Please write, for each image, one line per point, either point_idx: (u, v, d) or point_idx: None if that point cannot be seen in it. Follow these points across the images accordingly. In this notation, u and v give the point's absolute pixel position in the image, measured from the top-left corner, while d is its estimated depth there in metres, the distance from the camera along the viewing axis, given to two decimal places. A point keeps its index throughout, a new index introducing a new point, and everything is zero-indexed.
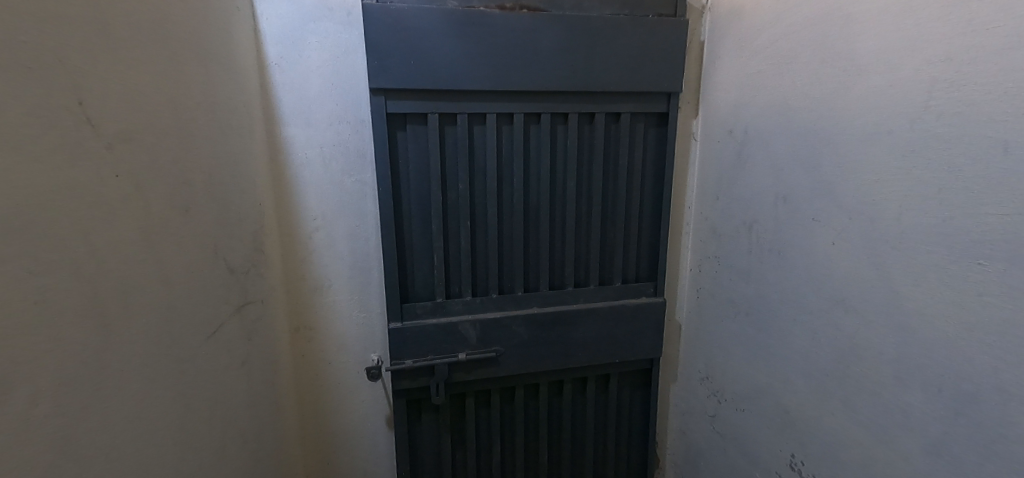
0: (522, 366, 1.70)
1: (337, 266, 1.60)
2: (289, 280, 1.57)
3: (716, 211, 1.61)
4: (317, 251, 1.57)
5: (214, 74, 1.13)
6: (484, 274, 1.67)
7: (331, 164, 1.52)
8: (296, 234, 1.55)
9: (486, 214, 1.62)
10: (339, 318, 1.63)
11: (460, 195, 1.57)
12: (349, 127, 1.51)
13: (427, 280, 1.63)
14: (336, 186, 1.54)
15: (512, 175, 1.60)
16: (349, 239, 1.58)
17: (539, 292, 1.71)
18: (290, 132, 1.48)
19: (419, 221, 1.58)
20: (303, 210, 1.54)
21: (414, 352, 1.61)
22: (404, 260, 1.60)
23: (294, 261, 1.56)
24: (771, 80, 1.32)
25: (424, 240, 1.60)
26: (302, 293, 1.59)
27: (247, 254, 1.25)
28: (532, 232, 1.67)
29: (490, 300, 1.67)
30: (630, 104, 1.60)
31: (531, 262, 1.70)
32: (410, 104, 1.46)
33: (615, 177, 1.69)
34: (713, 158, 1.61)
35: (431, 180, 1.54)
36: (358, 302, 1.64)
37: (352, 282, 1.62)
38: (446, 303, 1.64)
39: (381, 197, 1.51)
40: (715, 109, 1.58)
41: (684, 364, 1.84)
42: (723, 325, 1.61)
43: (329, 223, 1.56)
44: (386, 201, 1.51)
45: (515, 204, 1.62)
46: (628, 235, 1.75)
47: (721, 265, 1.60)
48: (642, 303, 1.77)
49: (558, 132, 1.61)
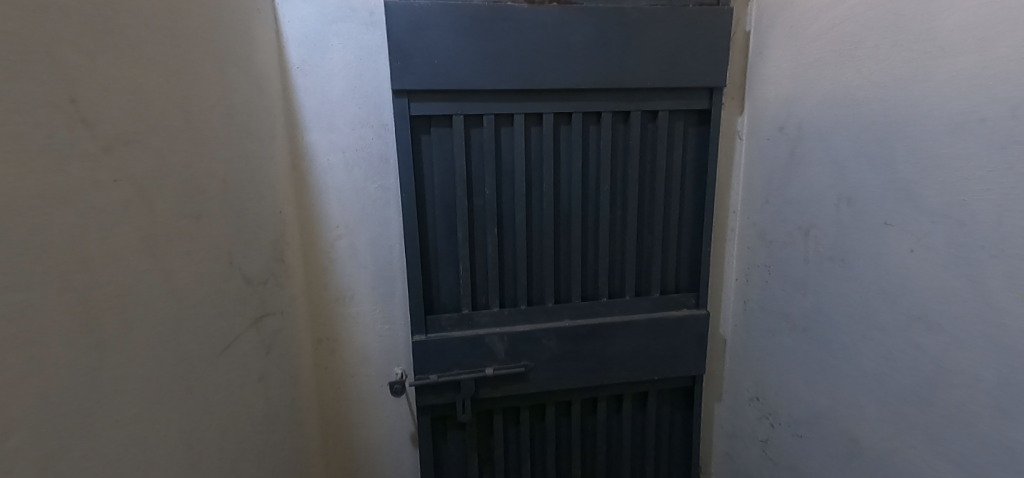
0: (554, 382, 1.60)
1: (360, 275, 1.54)
2: (311, 289, 1.52)
3: (766, 216, 1.47)
4: (339, 260, 1.52)
5: (233, 76, 1.08)
6: (512, 284, 1.58)
7: (354, 170, 1.47)
8: (319, 243, 1.49)
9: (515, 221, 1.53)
10: (362, 330, 1.57)
11: (487, 201, 1.49)
12: (371, 131, 1.45)
13: (452, 291, 1.55)
14: (359, 192, 1.48)
15: (541, 179, 1.51)
16: (371, 247, 1.52)
17: (571, 304, 1.60)
18: (312, 137, 1.43)
19: (444, 228, 1.51)
20: (326, 218, 1.48)
21: (439, 366, 1.53)
22: (429, 269, 1.53)
23: (317, 271, 1.51)
24: (831, 69, 1.19)
25: (450, 248, 1.52)
26: (324, 304, 1.53)
27: (268, 264, 1.20)
28: (563, 239, 1.57)
29: (519, 312, 1.57)
30: (669, 101, 1.49)
31: (562, 271, 1.60)
32: (434, 106, 1.40)
33: (652, 180, 1.57)
34: (762, 158, 1.47)
35: (457, 185, 1.47)
36: (382, 313, 1.57)
37: (375, 292, 1.55)
38: (473, 315, 1.55)
39: (405, 203, 1.44)
40: (764, 104, 1.45)
41: (731, 382, 1.70)
42: (776, 341, 1.46)
43: (351, 231, 1.50)
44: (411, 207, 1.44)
45: (545, 210, 1.52)
46: (667, 242, 1.63)
47: (772, 274, 1.46)
48: (683, 315, 1.64)
49: (591, 133, 1.51)
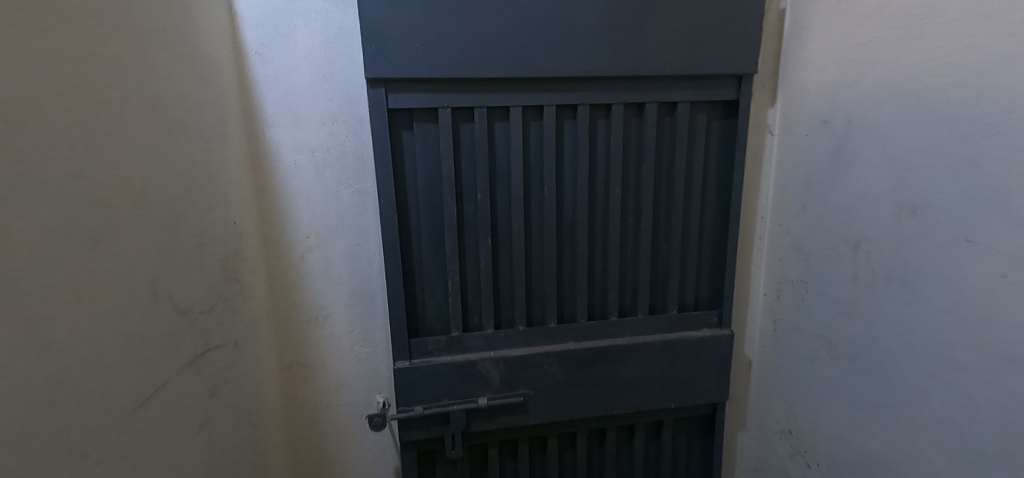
0: (556, 412, 1.41)
1: (334, 293, 1.34)
2: (277, 309, 1.32)
3: (803, 224, 1.27)
4: (311, 276, 1.32)
5: (164, 62, 0.88)
6: (509, 302, 1.38)
7: (325, 172, 1.27)
8: (286, 257, 1.30)
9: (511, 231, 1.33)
10: (338, 354, 1.38)
11: (479, 208, 1.29)
12: (344, 127, 1.25)
13: (440, 310, 1.36)
14: (332, 198, 1.28)
15: (542, 182, 1.31)
16: (347, 261, 1.33)
17: (576, 324, 1.41)
18: (275, 135, 1.23)
19: (430, 239, 1.31)
20: (293, 228, 1.28)
21: (426, 396, 1.34)
22: (412, 286, 1.33)
23: (284, 288, 1.31)
24: (891, 51, 0.98)
25: (436, 262, 1.33)
26: (294, 326, 1.34)
27: (217, 287, 1.01)
28: (566, 251, 1.38)
29: (516, 333, 1.38)
30: (690, 91, 1.29)
31: (566, 287, 1.41)
32: (416, 98, 1.20)
33: (669, 183, 1.37)
34: (798, 157, 1.27)
35: (444, 190, 1.27)
36: (360, 334, 1.38)
37: (352, 311, 1.36)
38: (464, 338, 1.36)
39: (383, 211, 1.24)
40: (801, 94, 1.24)
41: (758, 410, 1.50)
42: (814, 369, 1.26)
43: (324, 243, 1.31)
44: (391, 215, 1.24)
45: (546, 218, 1.33)
46: (687, 252, 1.43)
47: (809, 292, 1.26)
48: (703, 336, 1.44)
49: (599, 129, 1.31)
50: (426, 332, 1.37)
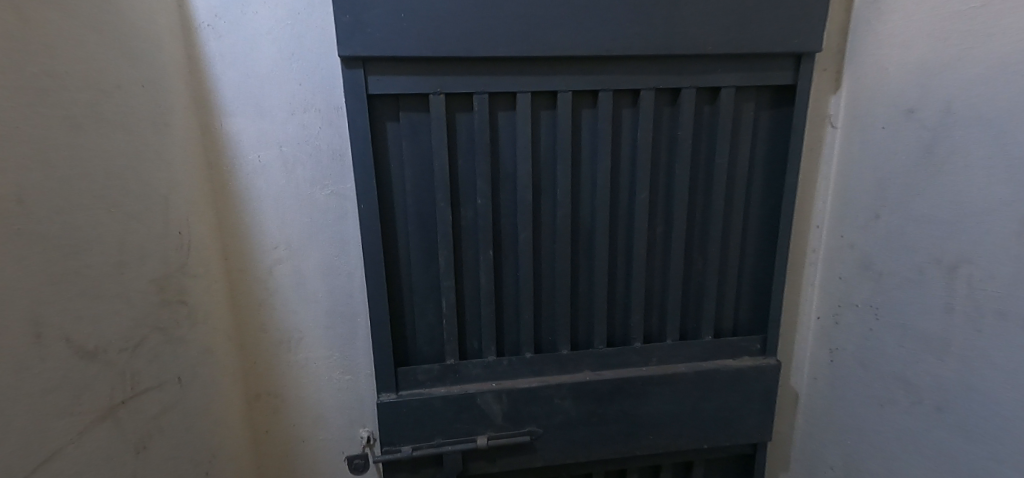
0: (569, 454, 1.20)
1: (309, 313, 1.14)
2: (242, 331, 1.13)
3: (874, 238, 1.03)
4: (281, 293, 1.12)
5: (61, 31, 0.68)
6: (514, 325, 1.18)
7: (296, 171, 1.06)
8: (251, 270, 1.10)
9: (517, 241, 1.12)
10: (314, 383, 1.18)
11: (479, 215, 1.08)
12: (318, 117, 1.04)
13: (433, 333, 1.15)
14: (304, 202, 1.08)
15: (554, 184, 1.10)
16: (323, 275, 1.12)
17: (593, 351, 1.20)
18: (235, 125, 1.02)
19: (421, 251, 1.10)
20: (259, 237, 1.08)
21: (415, 435, 1.14)
22: (400, 306, 1.13)
23: (250, 307, 1.12)
24: (1016, 17, 0.74)
25: (428, 277, 1.12)
26: (262, 350, 1.14)
27: (147, 316, 0.82)
28: (583, 266, 1.17)
29: (522, 361, 1.17)
30: (736, 74, 1.05)
31: (582, 308, 1.19)
32: (402, 82, 0.98)
33: (708, 186, 1.14)
34: (868, 155, 1.04)
35: (437, 192, 1.05)
36: (340, 360, 1.18)
37: (330, 333, 1.16)
38: (460, 366, 1.15)
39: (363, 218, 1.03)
40: (876, 78, 1.00)
41: (806, 451, 1.28)
42: (883, 414, 1.04)
43: (295, 254, 1.11)
44: (373, 223, 1.04)
45: (559, 227, 1.11)
46: (726, 268, 1.20)
47: (880, 321, 1.03)
48: (744, 366, 1.22)
49: (625, 120, 1.09)
50: (417, 359, 1.17)
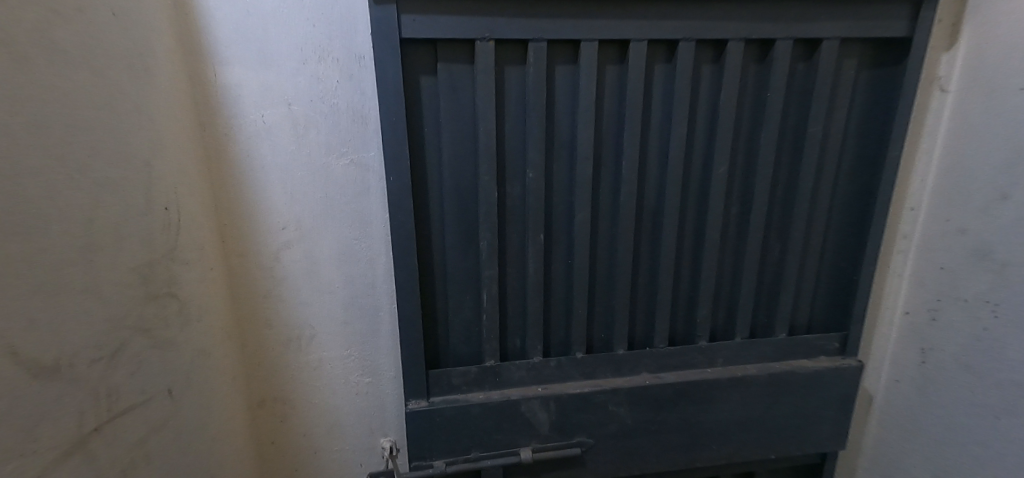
0: (622, 467, 1.05)
1: (324, 306, 0.97)
2: (243, 327, 0.95)
3: (997, 222, 0.88)
4: (291, 283, 0.94)
5: None
6: (563, 320, 1.02)
7: (308, 135, 0.87)
8: (254, 254, 0.92)
9: (571, 224, 0.95)
10: (329, 386, 1.01)
11: (530, 190, 0.90)
12: (336, 68, 0.85)
13: (470, 330, 0.99)
14: (319, 173, 0.90)
15: (619, 155, 0.92)
16: (341, 261, 0.95)
17: (652, 350, 1.04)
18: (233, 76, 0.83)
19: (459, 233, 0.93)
20: (263, 215, 0.90)
21: (449, 449, 0.98)
22: (432, 298, 0.96)
23: (253, 299, 0.94)
24: None
25: (466, 265, 0.95)
26: (268, 350, 0.97)
27: (126, 315, 0.63)
28: (644, 252, 1.00)
29: (573, 362, 1.01)
30: (842, 24, 0.88)
31: (640, 301, 1.03)
32: (444, 24, 0.80)
33: (794, 160, 0.98)
34: (995, 124, 0.87)
35: (481, 162, 0.87)
36: (360, 360, 1.01)
37: (348, 329, 0.99)
38: (501, 369, 0.99)
39: (392, 193, 0.85)
40: (1013, 29, 0.83)
41: (882, 461, 1.14)
42: (999, 427, 0.89)
43: (308, 236, 0.93)
44: (405, 199, 0.86)
45: (623, 207, 0.94)
46: (806, 255, 1.04)
47: (1000, 319, 0.88)
48: (822, 367, 1.07)
49: (704, 79, 0.91)
50: (450, 359, 1.00)
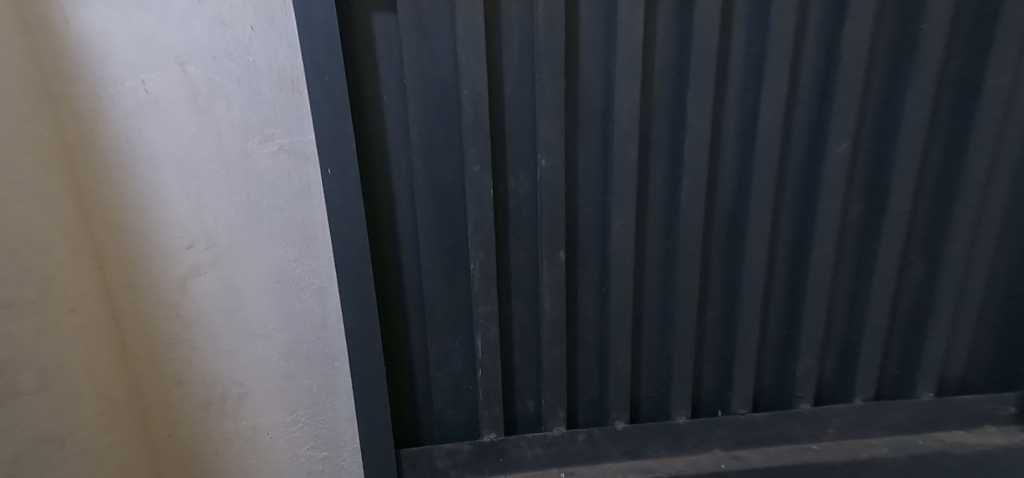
0: None
1: (256, 354, 0.69)
2: (143, 386, 0.67)
3: None
4: (206, 324, 0.67)
5: None
6: (597, 375, 0.70)
7: (213, 110, 0.60)
8: (150, 284, 0.64)
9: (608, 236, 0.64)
10: (269, 463, 0.73)
11: (542, 187, 0.59)
12: (248, 9, 0.57)
13: (459, 391, 0.68)
14: (233, 166, 0.62)
15: (680, 131, 0.60)
16: (276, 291, 0.67)
17: (728, 418, 0.70)
18: (96, 25, 0.56)
19: (440, 251, 0.62)
20: (159, 228, 0.63)
21: None
22: (404, 346, 0.66)
23: (154, 348, 0.66)
24: None
25: (451, 299, 0.64)
26: (181, 416, 0.69)
27: None
28: (716, 276, 0.67)
29: (610, 436, 0.69)
30: None
31: (711, 346, 0.70)
32: None
33: (954, 134, 0.63)
34: None
35: (466, 145, 0.57)
36: (310, 428, 0.72)
37: (291, 386, 0.71)
38: (506, 447, 0.68)
39: (330, 193, 0.56)
40: None
41: None
42: None
43: (226, 257, 0.65)
44: (352, 202, 0.56)
45: (686, 209, 0.62)
46: (969, 278, 0.69)
47: None
48: (993, 445, 0.70)
49: (818, 7, 0.58)
50: (433, 430, 0.70)
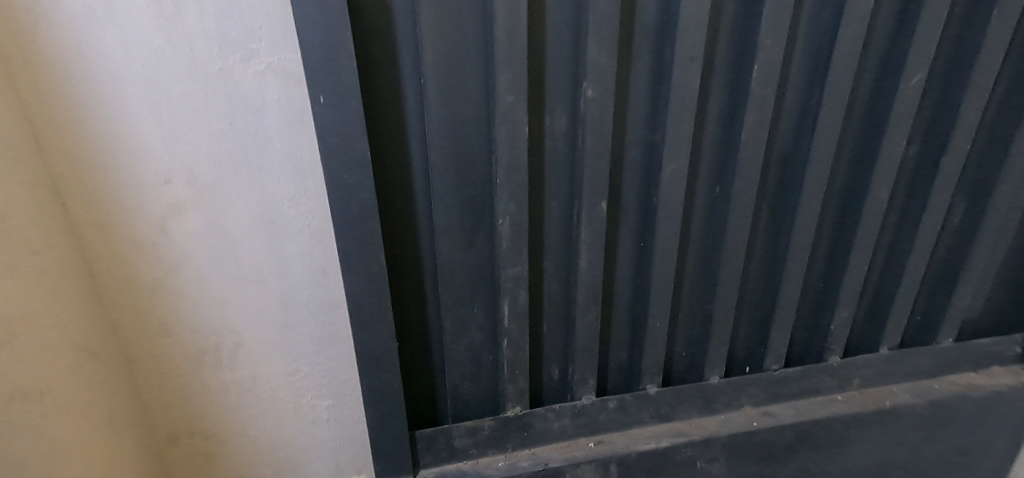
0: None
1: (250, 301, 0.63)
2: (125, 335, 0.61)
3: None
4: (194, 269, 0.60)
5: None
6: (627, 336, 0.67)
7: (183, 17, 0.49)
8: (122, 225, 0.56)
9: (654, 182, 0.57)
10: (271, 413, 0.70)
11: (584, 122, 0.52)
12: None
13: (478, 362, 0.63)
14: (212, 87, 0.52)
15: (744, 57, 0.53)
16: (270, 235, 0.60)
17: (761, 375, 0.69)
18: None
19: (462, 207, 0.55)
20: (128, 161, 0.54)
21: None
22: (420, 312, 0.60)
23: (135, 296, 0.60)
24: None
25: (472, 260, 0.58)
26: (170, 368, 0.64)
27: None
28: (761, 227, 0.63)
29: (643, 401, 0.66)
30: None
31: (749, 303, 0.67)
32: None
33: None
34: None
35: (497, 70, 0.48)
36: (313, 378, 0.68)
37: (291, 335, 0.66)
38: (535, 419, 0.64)
39: (325, 130, 0.45)
40: None
41: None
42: None
43: (210, 194, 0.57)
44: (356, 140, 0.46)
45: (744, 149, 0.55)
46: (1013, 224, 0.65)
47: None
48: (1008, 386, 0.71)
49: None
50: (449, 406, 0.65)
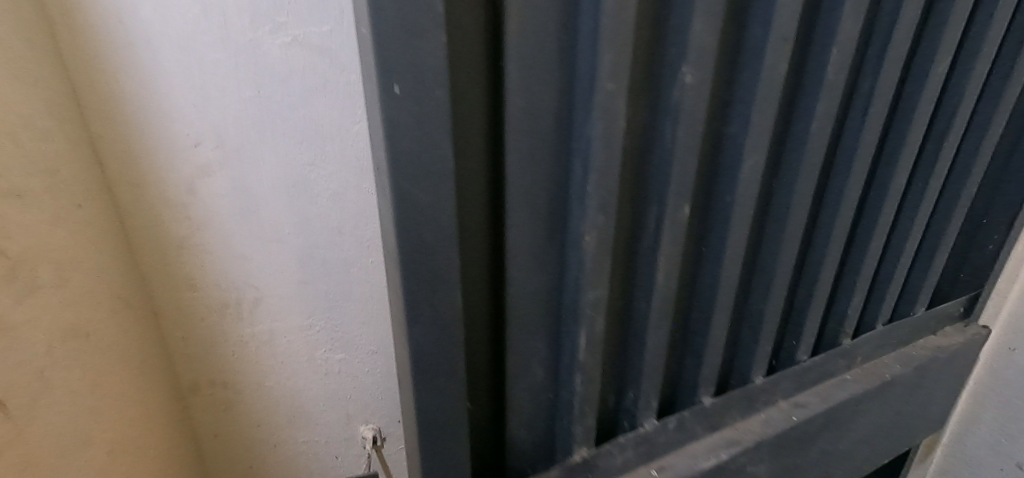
0: None
1: (271, 259, 0.68)
2: (152, 287, 0.67)
3: None
4: (219, 227, 0.65)
5: None
6: (683, 347, 0.65)
7: None
8: (153, 184, 0.61)
9: (721, 183, 0.55)
10: (287, 366, 0.75)
11: (677, 112, 0.47)
12: None
13: (540, 397, 0.56)
14: (243, 57, 0.57)
15: (814, 41, 0.53)
16: (291, 197, 0.65)
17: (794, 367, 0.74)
18: None
19: (541, 226, 0.47)
20: (160, 123, 0.58)
21: None
22: (482, 349, 0.52)
23: (165, 251, 0.65)
24: None
25: (543, 281, 0.50)
26: (195, 319, 0.69)
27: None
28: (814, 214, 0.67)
29: (699, 416, 0.66)
30: None
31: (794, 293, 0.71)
32: None
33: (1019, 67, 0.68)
34: None
35: (597, 50, 0.41)
36: (328, 332, 0.74)
37: (307, 292, 0.71)
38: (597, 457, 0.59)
39: (393, 131, 0.36)
40: None
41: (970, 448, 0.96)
42: None
43: (234, 157, 0.61)
44: (434, 148, 0.37)
45: (807, 142, 0.56)
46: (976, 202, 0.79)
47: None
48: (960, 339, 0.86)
49: None
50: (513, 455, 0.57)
